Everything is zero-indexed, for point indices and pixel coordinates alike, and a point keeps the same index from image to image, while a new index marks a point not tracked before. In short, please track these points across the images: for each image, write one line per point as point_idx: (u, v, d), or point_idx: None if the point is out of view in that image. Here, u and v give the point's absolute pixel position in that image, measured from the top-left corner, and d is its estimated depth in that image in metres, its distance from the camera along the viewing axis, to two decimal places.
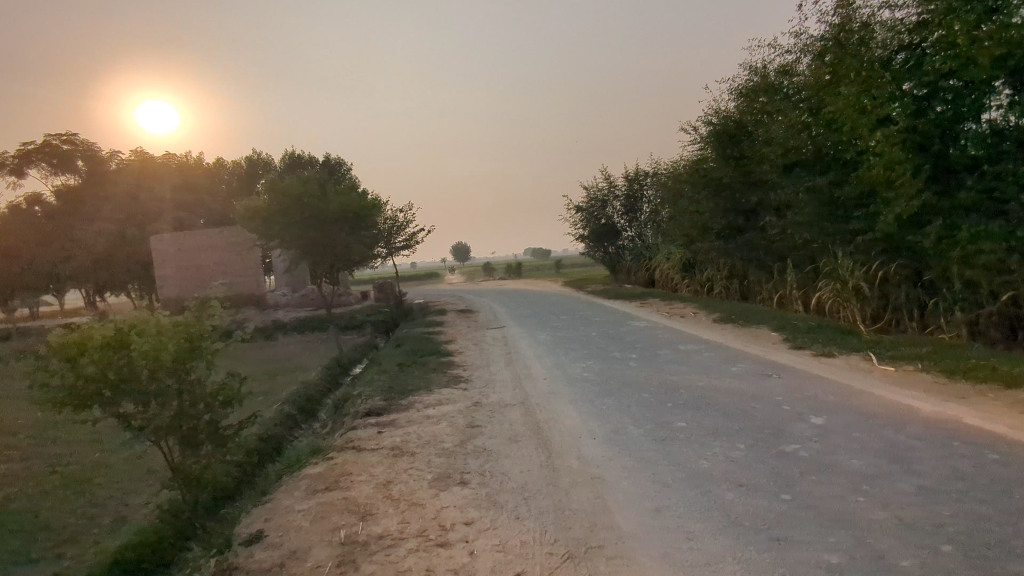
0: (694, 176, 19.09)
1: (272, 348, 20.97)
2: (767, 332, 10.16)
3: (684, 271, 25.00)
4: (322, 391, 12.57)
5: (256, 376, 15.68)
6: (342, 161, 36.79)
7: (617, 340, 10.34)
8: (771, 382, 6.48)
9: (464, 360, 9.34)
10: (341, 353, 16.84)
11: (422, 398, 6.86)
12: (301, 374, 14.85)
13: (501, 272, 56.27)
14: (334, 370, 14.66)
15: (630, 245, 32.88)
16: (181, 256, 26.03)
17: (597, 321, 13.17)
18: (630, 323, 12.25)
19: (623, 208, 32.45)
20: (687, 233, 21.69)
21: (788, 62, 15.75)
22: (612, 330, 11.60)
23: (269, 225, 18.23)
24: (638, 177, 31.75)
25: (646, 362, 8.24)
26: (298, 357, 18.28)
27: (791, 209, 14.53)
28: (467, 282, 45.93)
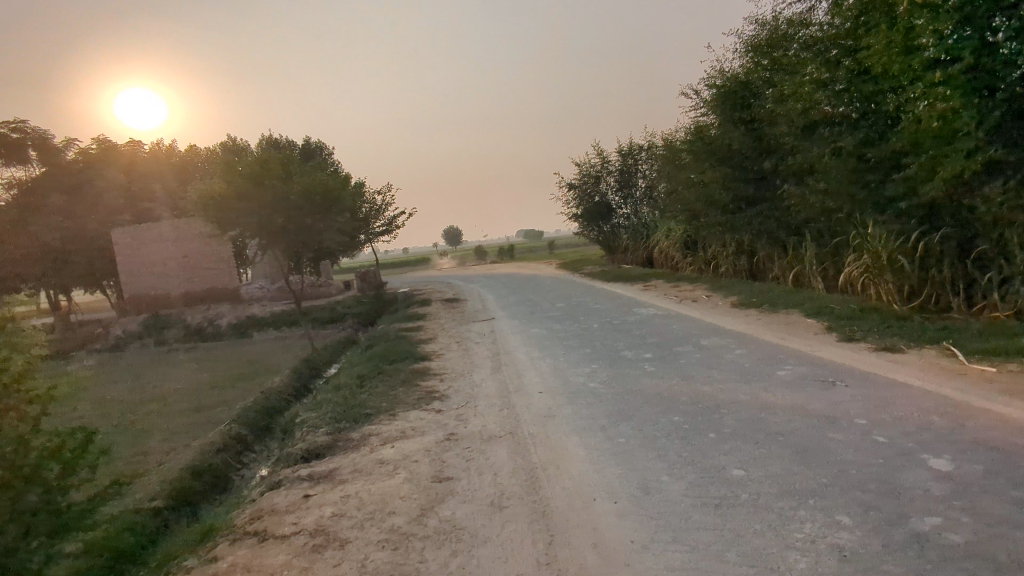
0: (697, 143, 17.33)
1: (244, 348, 19.39)
2: (802, 319, 8.57)
3: (686, 249, 23.46)
4: (286, 401, 10.96)
5: (220, 383, 14.11)
6: (320, 145, 34.84)
7: (624, 335, 8.74)
8: (839, 395, 4.91)
9: (442, 366, 7.72)
10: (315, 352, 15.28)
11: (379, 428, 5.24)
12: (267, 380, 13.27)
13: (493, 256, 54.58)
14: (303, 374, 13.05)
15: (625, 224, 31.25)
16: (147, 250, 24.30)
17: (597, 310, 11.64)
18: (635, 312, 10.71)
19: (617, 184, 30.75)
20: (690, 208, 20.00)
21: (804, 9, 13.95)
22: (616, 321, 10.04)
23: (220, 212, 16.10)
24: (631, 150, 30.06)
25: (664, 365, 6.67)
26: (270, 358, 16.73)
27: (813, 175, 12.88)
28: (457, 267, 44.24)
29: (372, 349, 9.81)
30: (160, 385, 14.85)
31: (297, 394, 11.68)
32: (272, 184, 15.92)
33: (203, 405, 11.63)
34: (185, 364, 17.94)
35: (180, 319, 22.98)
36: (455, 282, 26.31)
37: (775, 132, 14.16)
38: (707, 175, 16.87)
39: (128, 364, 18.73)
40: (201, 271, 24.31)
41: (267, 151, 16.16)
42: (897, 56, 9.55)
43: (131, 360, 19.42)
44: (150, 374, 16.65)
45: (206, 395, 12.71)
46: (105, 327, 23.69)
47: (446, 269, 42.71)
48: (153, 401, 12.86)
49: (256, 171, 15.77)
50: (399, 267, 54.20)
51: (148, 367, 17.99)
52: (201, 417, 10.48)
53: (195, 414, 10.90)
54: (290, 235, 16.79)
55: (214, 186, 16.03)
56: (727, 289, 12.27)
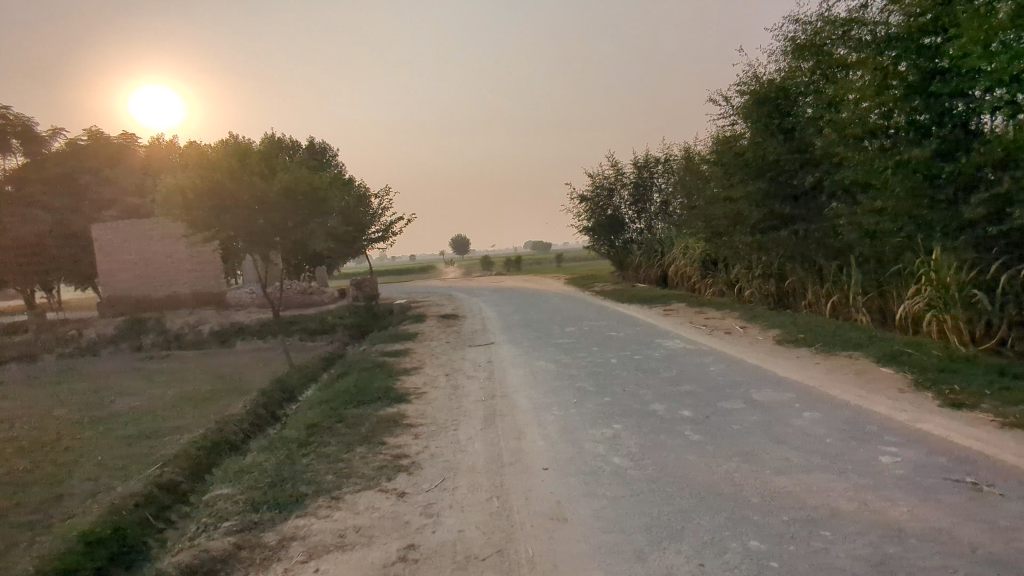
0: (726, 154, 15.63)
1: (223, 359, 17.86)
2: (870, 367, 6.89)
3: (704, 269, 21.84)
4: (243, 436, 9.34)
5: (181, 402, 12.50)
6: (324, 146, 33.46)
7: (648, 379, 7.08)
8: (996, 515, 3.23)
9: (419, 416, 6.04)
10: (292, 371, 13.69)
11: (308, 528, 3.60)
12: (232, 402, 11.67)
13: (500, 267, 53.08)
14: (271, 399, 11.45)
15: (638, 239, 29.63)
16: (130, 248, 22.84)
17: (612, 340, 9.99)
18: (658, 346, 9.07)
19: (631, 198, 29.18)
20: (715, 225, 18.30)
21: (857, 8, 12.38)
22: (637, 357, 8.37)
23: (190, 210, 14.44)
24: (647, 163, 28.53)
25: (711, 430, 5.01)
26: (246, 373, 15.16)
27: (865, 191, 11.23)
28: (460, 277, 42.71)
29: (342, 382, 8.15)
30: (119, 400, 13.30)
31: (259, 425, 10.04)
32: (251, 178, 14.30)
33: (151, 431, 10.05)
34: (155, 375, 16.40)
35: (161, 324, 21.50)
36: (455, 294, 24.70)
37: (822, 144, 12.47)
38: (736, 189, 15.15)
39: (95, 372, 17.23)
40: (186, 272, 22.83)
41: (246, 141, 14.56)
42: (988, 52, 7.96)
43: (100, 368, 17.89)
44: (114, 386, 15.12)
45: (159, 418, 11.13)
46: (81, 329, 22.21)
47: (448, 279, 41.19)
48: (101, 421, 11.28)
49: (233, 163, 14.12)
50: (403, 276, 52.74)
51: (115, 376, 16.46)
52: (141, 450, 8.87)
53: (136, 444, 9.30)
54: (271, 238, 15.16)
55: (184, 179, 14.37)
56: (764, 321, 10.60)
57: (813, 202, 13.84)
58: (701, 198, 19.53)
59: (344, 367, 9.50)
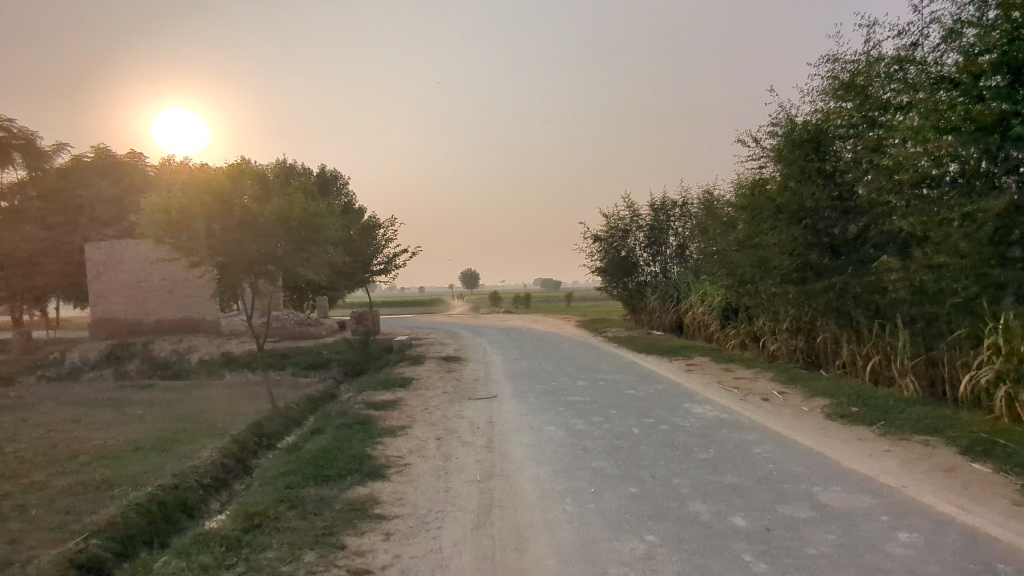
0: (758, 200, 14.45)
1: (208, 393, 16.71)
2: (954, 460, 5.61)
3: (724, 318, 20.63)
4: (201, 495, 8.09)
5: (148, 443, 11.28)
6: (335, 174, 32.87)
7: (681, 461, 5.81)
8: None
9: (397, 502, 4.80)
10: (275, 412, 12.47)
11: None
12: (202, 447, 10.45)
13: (507, 304, 52.03)
14: (244, 447, 10.21)
15: (652, 283, 28.48)
16: (124, 268, 21.92)
17: (631, 402, 8.72)
18: (686, 414, 7.80)
19: (646, 241, 28.15)
20: (740, 274, 17.06)
21: (907, 45, 11.39)
22: (663, 428, 7.10)
23: (173, 232, 13.35)
24: (664, 205, 27.63)
25: (775, 553, 3.76)
26: (227, 411, 13.95)
27: (920, 245, 10.02)
28: (466, 313, 41.57)
29: (312, 443, 6.89)
30: (83, 437, 12.10)
31: (224, 479, 8.80)
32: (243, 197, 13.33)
33: (102, 480, 8.82)
34: (131, 408, 15.22)
35: (149, 350, 20.43)
36: (459, 332, 23.49)
37: (871, 191, 11.25)
38: (767, 236, 13.89)
39: (70, 400, 16.09)
40: (180, 297, 21.84)
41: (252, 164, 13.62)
42: None
43: (76, 396, 16.74)
44: (84, 418, 13.92)
45: (117, 464, 9.90)
46: (65, 351, 21.14)
47: (454, 314, 40.01)
48: (54, 464, 10.08)
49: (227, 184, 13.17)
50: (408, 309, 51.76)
51: (89, 407, 15.29)
52: (80, 506, 7.62)
53: (78, 497, 8.09)
54: (262, 266, 14.07)
55: (170, 198, 13.34)
56: (804, 386, 9.34)
57: (855, 254, 12.51)
58: (724, 244, 18.37)
59: (320, 419, 8.23)
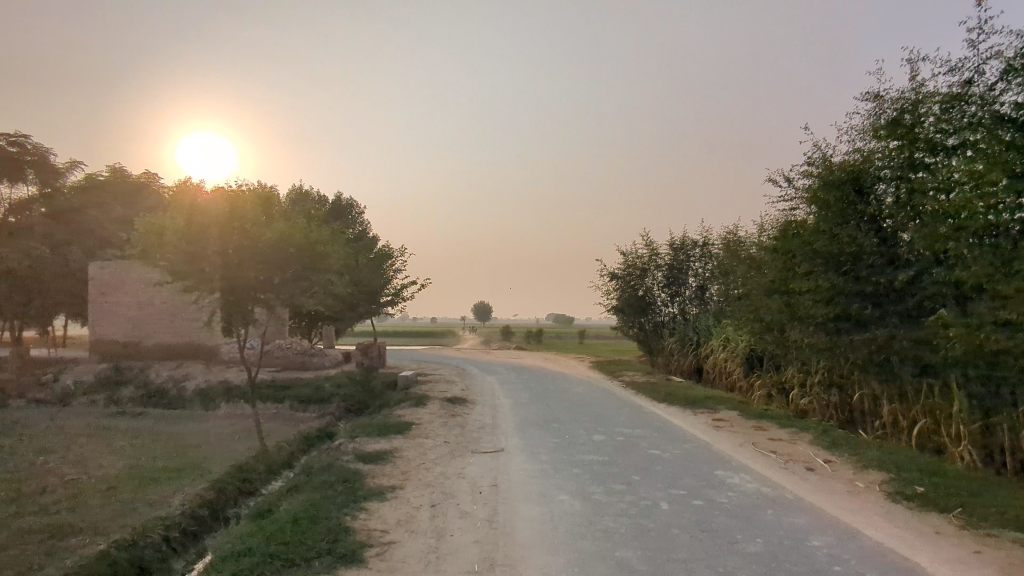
0: (793, 243, 13.38)
1: (200, 425, 15.86)
2: None
3: (748, 366, 19.51)
4: (163, 555, 7.11)
5: (123, 482, 10.36)
6: (351, 202, 32.49)
7: (723, 555, 4.74)
8: None
9: None
10: (263, 453, 11.53)
11: None
12: (177, 490, 9.51)
13: (519, 339, 51.01)
14: (223, 494, 9.25)
15: (669, 324, 27.44)
16: (126, 290, 21.28)
17: (654, 466, 7.67)
18: (720, 486, 6.73)
19: (664, 280, 27.20)
20: (769, 321, 15.97)
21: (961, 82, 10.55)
22: (695, 505, 6.05)
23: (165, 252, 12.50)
24: (685, 245, 26.78)
25: None
26: (215, 447, 13.05)
27: (984, 299, 8.97)
28: (475, 347, 40.59)
29: (285, 506, 5.89)
30: (57, 470, 11.21)
31: (193, 533, 7.81)
32: (249, 221, 12.39)
33: (59, 527, 7.88)
34: (117, 438, 14.38)
35: (145, 376, 19.69)
36: (468, 369, 22.52)
37: (925, 237, 10.14)
38: (801, 282, 12.73)
39: (55, 426, 15.25)
40: (182, 321, 21.13)
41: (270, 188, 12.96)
42: None
43: (63, 422, 15.92)
44: (64, 448, 13.05)
45: (83, 506, 8.97)
46: (59, 372, 20.41)
47: (463, 348, 39.03)
48: (16, 503, 9.18)
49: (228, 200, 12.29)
50: (418, 340, 51.02)
51: (73, 435, 14.44)
52: (22, 561, 6.66)
53: (25, 548, 7.18)
54: (254, 296, 13.13)
55: (164, 217, 12.48)
56: (849, 454, 8.29)
57: (900, 304, 11.28)
58: (751, 288, 17.37)
59: (300, 473, 7.23)
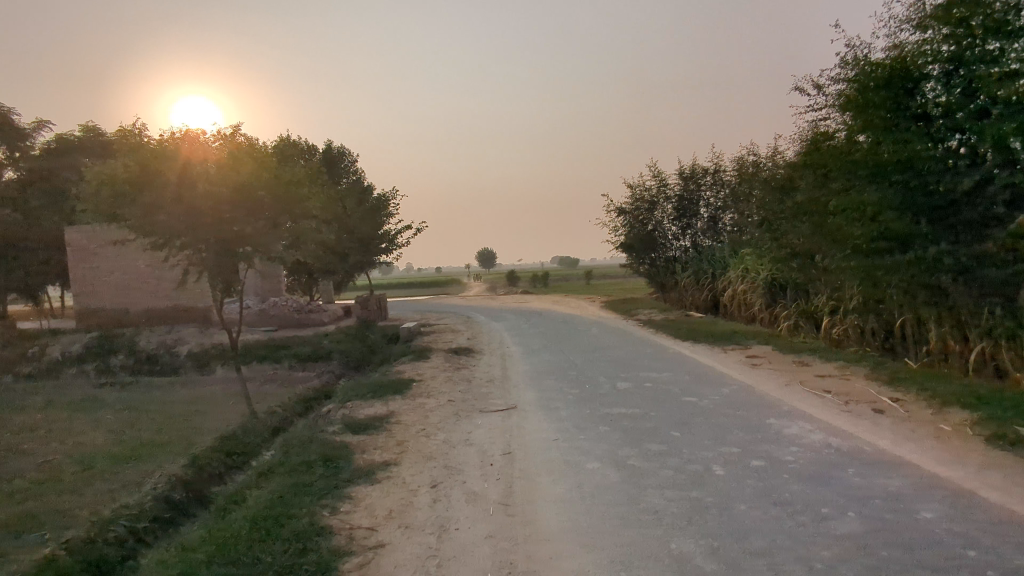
0: (827, 157, 11.76)
1: (193, 392, 14.94)
2: None
3: (770, 296, 18.33)
4: (129, 551, 6.08)
5: (99, 461, 9.39)
6: (343, 151, 30.82)
7: (814, 541, 3.59)
8: None
9: None
10: (253, 420, 10.52)
11: None
12: (155, 469, 8.51)
13: (527, 283, 49.88)
14: (206, 472, 8.24)
15: (681, 259, 26.14)
16: (107, 255, 20.01)
17: (695, 418, 6.52)
18: (781, 440, 5.57)
19: (674, 212, 25.69)
20: (800, 248, 14.56)
21: None
22: (757, 468, 4.89)
23: (121, 207, 10.55)
24: (695, 173, 25.14)
25: None
26: (207, 415, 12.12)
27: None
28: (480, 294, 39.62)
29: (252, 500, 4.78)
30: (31, 451, 10.27)
31: (168, 522, 6.80)
32: (223, 173, 10.45)
33: (14, 521, 6.88)
34: (104, 410, 13.47)
35: (135, 342, 18.70)
36: (473, 317, 21.44)
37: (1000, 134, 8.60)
38: (838, 199, 11.09)
39: (39, 402, 14.33)
40: (169, 284, 19.98)
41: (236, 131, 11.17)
42: None
43: (48, 396, 15.03)
44: (44, 426, 12.10)
45: (49, 492, 7.98)
46: (46, 344, 19.42)
47: (468, 295, 38.05)
48: None
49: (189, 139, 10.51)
50: (423, 290, 50.01)
51: (57, 410, 13.51)
52: None
53: None
54: (228, 252, 11.15)
55: (119, 166, 10.50)
56: (917, 389, 7.12)
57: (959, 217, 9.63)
58: (777, 212, 15.87)
59: (277, 453, 6.11)
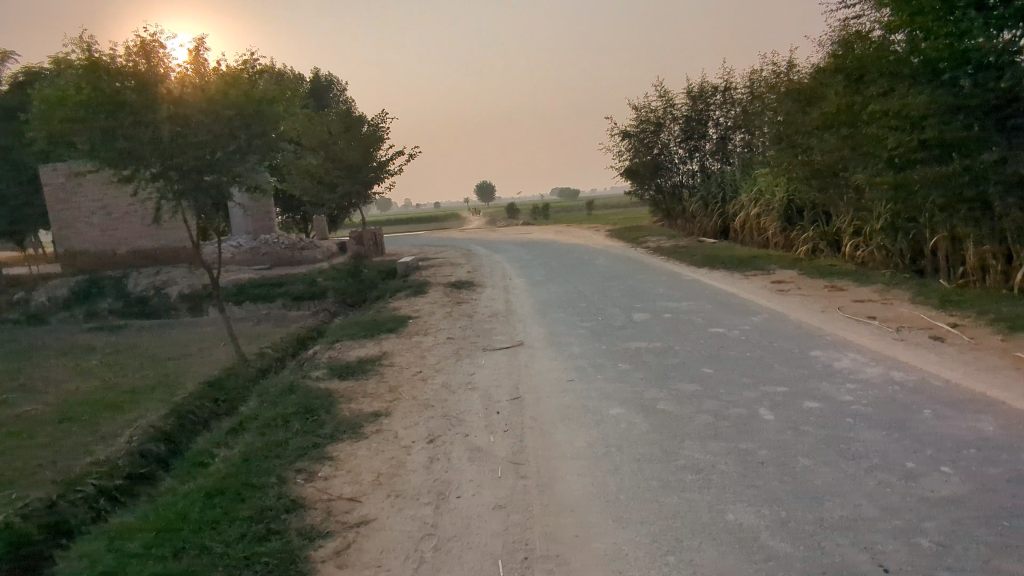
0: (863, 60, 10.56)
1: (183, 334, 14.28)
2: None
3: (785, 219, 17.39)
4: (97, 513, 5.47)
5: (79, 411, 8.79)
6: (330, 79, 29.07)
7: (910, 508, 2.84)
8: None
9: None
10: (242, 363, 9.84)
11: None
12: (135, 419, 7.89)
13: (526, 214, 48.60)
14: (190, 421, 7.60)
15: (688, 184, 25.00)
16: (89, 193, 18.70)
17: (728, 352, 5.75)
18: (833, 376, 4.80)
19: (681, 133, 24.33)
20: (824, 164, 13.45)
21: None
22: (812, 410, 4.14)
23: (73, 126, 8.94)
24: (704, 92, 23.61)
25: None
26: (196, 358, 11.49)
27: None
28: (480, 227, 38.61)
29: (218, 461, 4.06)
30: (8, 401, 9.66)
31: (145, 478, 6.17)
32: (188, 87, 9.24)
33: None
34: (90, 356, 12.84)
35: (122, 284, 17.93)
36: (474, 249, 20.57)
37: None
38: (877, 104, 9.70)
39: (22, 350, 13.68)
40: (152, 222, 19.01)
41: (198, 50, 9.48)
42: None
43: (33, 343, 14.40)
44: (26, 374, 11.48)
45: (20, 446, 7.38)
46: (32, 288, 18.67)
47: (468, 228, 36.99)
48: None
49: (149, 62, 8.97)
50: (421, 225, 48.93)
51: (42, 356, 12.88)
52: None
53: None
54: (204, 182, 9.71)
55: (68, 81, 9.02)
56: (975, 311, 6.33)
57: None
58: (800, 125, 14.65)
59: (254, 405, 5.38)
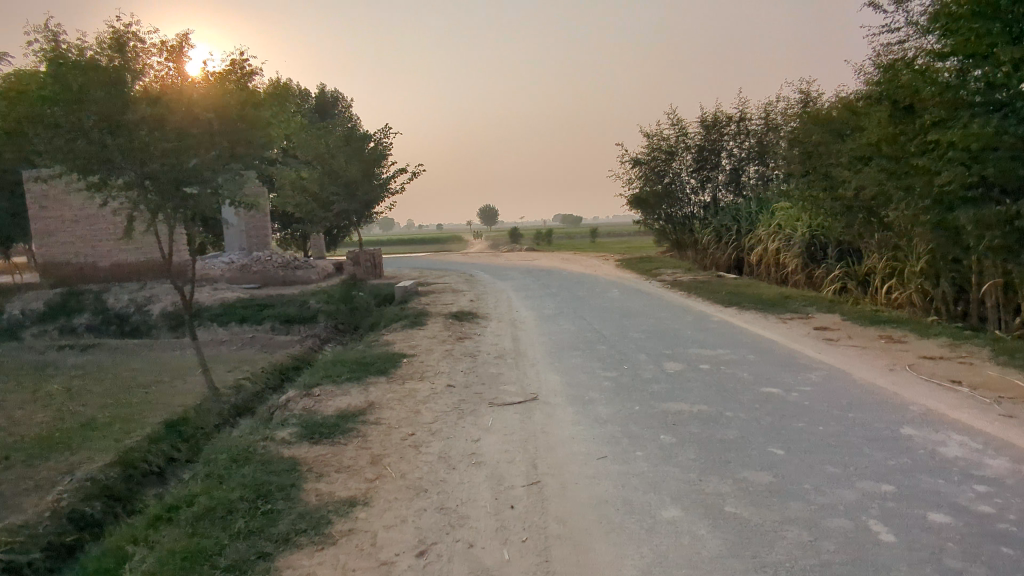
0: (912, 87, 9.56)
1: (160, 357, 13.16)
2: None
3: (806, 255, 16.35)
4: None
5: (19, 448, 7.65)
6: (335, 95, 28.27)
7: None
8: None
9: None
10: (213, 396, 8.71)
11: None
12: (80, 464, 6.75)
13: (529, 240, 47.54)
14: (142, 473, 6.43)
15: (698, 215, 24.07)
16: (68, 201, 17.50)
17: (795, 422, 4.63)
18: (950, 470, 3.69)
19: (693, 163, 23.43)
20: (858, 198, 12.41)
21: None
22: (944, 528, 3.04)
23: (35, 133, 7.94)
24: (717, 121, 22.76)
25: None
26: (166, 388, 10.36)
27: None
28: (482, 251, 37.51)
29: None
30: None
31: (70, 550, 5.01)
32: (167, 91, 8.35)
33: None
34: (53, 379, 11.69)
35: (102, 300, 16.82)
36: (476, 275, 19.50)
37: None
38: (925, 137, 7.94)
39: None
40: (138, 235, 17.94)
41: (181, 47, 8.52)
42: None
43: None
44: None
45: None
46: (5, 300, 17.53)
47: (469, 253, 35.85)
48: None
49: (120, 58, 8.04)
50: (421, 247, 47.83)
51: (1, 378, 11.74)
52: None
53: None
54: (180, 194, 8.67)
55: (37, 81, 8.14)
56: None
57: None
58: (830, 157, 13.69)
59: (198, 476, 4.25)
